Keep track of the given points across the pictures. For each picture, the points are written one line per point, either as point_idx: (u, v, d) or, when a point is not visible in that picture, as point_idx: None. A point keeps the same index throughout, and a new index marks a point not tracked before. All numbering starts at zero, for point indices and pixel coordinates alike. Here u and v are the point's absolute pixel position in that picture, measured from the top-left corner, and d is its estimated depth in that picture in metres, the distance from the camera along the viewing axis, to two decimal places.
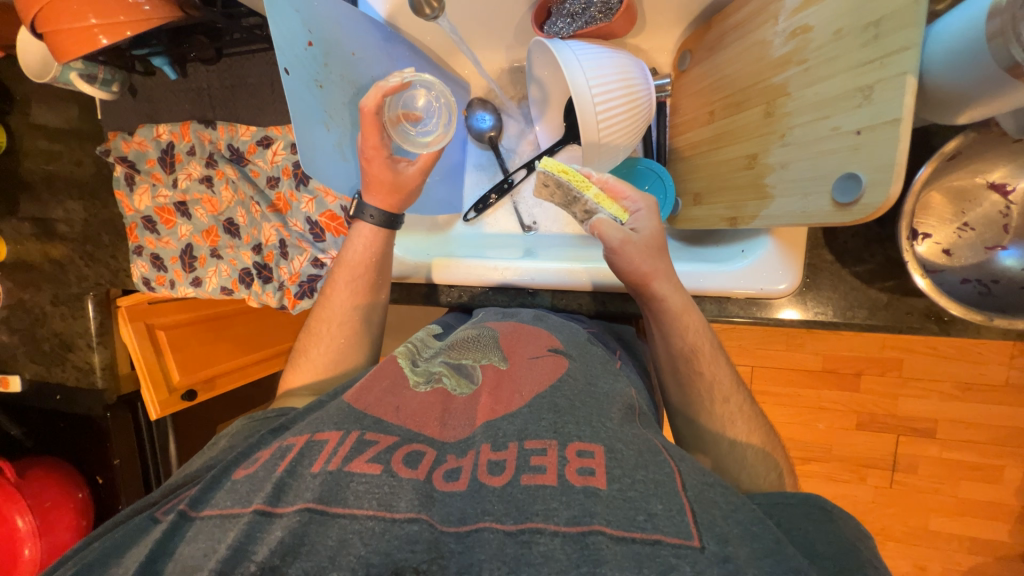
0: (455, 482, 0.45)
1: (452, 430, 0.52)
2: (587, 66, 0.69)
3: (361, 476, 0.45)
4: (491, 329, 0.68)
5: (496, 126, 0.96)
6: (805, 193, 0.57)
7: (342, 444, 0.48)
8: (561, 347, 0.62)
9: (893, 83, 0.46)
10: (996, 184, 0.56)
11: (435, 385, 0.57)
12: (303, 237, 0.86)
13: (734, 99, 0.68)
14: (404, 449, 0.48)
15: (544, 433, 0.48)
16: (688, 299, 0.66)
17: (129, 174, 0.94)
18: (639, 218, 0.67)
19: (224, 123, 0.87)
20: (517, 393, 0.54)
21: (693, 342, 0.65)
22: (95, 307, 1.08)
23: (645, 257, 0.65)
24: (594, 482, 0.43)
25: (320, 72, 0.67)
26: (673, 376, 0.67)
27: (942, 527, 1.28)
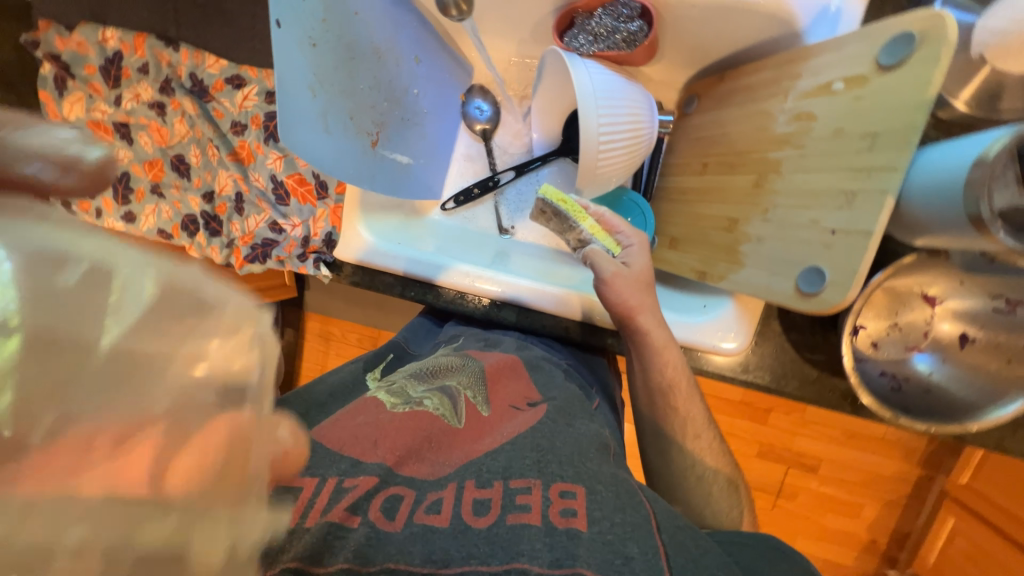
0: (437, 516, 0.42)
1: (429, 468, 0.48)
2: (600, 95, 0.67)
3: (340, 529, 0.41)
4: (478, 360, 0.66)
5: (492, 120, 0.92)
6: (773, 271, 0.60)
7: (319, 494, 0.43)
8: (540, 400, 0.60)
9: (874, 198, 0.50)
10: (929, 297, 0.63)
11: (416, 408, 0.54)
12: (263, 196, 0.79)
13: (728, 161, 0.70)
14: (382, 493, 0.44)
15: (528, 472, 0.46)
16: (670, 335, 0.68)
17: (60, 76, 0.81)
18: (631, 253, 0.71)
19: (189, 47, 0.76)
20: (496, 437, 0.52)
21: (671, 377, 0.66)
22: None
23: (634, 291, 0.68)
24: (576, 523, 0.40)
25: (315, 29, 0.60)
26: (650, 408, 0.69)
27: (805, 547, 1.47)
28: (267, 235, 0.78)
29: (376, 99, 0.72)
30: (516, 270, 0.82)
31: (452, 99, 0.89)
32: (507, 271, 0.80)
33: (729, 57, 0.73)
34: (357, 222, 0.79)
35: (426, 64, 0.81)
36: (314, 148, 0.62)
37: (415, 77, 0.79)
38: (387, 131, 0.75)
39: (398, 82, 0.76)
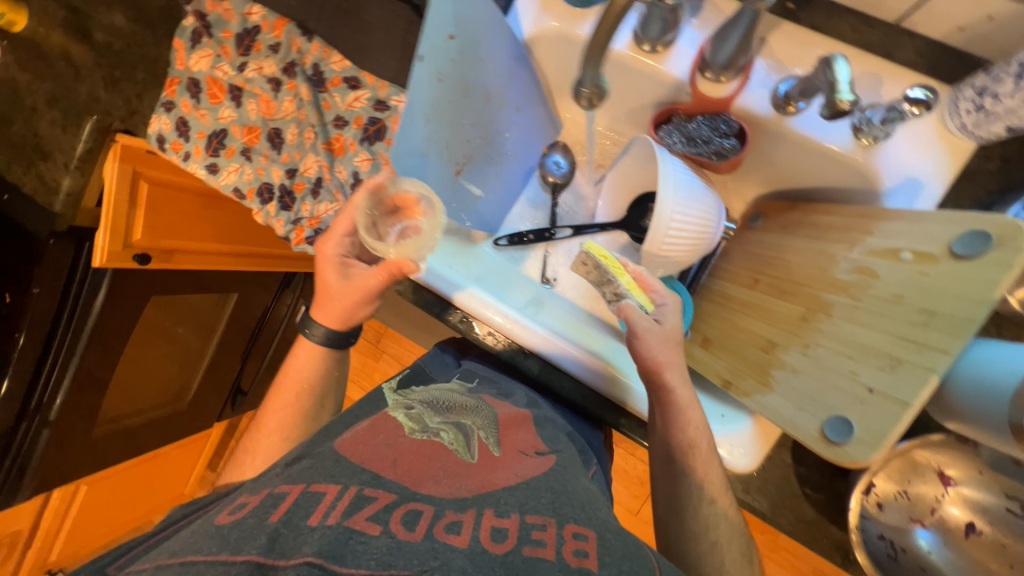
0: (455, 535, 0.43)
1: (446, 489, 0.49)
2: (679, 191, 0.69)
3: (360, 534, 0.42)
4: (491, 407, 0.68)
5: (565, 176, 0.96)
6: (801, 406, 0.62)
7: (341, 498, 0.46)
8: (547, 450, 0.62)
9: (919, 372, 0.52)
10: (945, 475, 0.63)
11: (431, 438, 0.58)
12: (342, 188, 0.83)
13: (783, 287, 0.72)
14: (401, 508, 0.45)
15: (543, 509, 0.48)
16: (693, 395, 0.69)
17: (198, 30, 0.88)
18: (663, 311, 0.72)
19: (321, 41, 0.82)
20: (510, 474, 0.53)
21: (691, 437, 0.66)
22: (91, 131, 1.00)
23: (663, 347, 0.69)
24: (588, 562, 0.42)
25: (446, 67, 0.65)
26: (665, 462, 0.68)
27: None
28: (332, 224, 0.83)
29: (471, 135, 0.77)
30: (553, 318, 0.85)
31: (535, 148, 0.94)
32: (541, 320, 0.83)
33: (805, 190, 0.77)
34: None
35: (525, 114, 0.85)
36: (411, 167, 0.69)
37: (510, 123, 0.83)
38: (470, 165, 0.81)
39: (495, 124, 0.80)
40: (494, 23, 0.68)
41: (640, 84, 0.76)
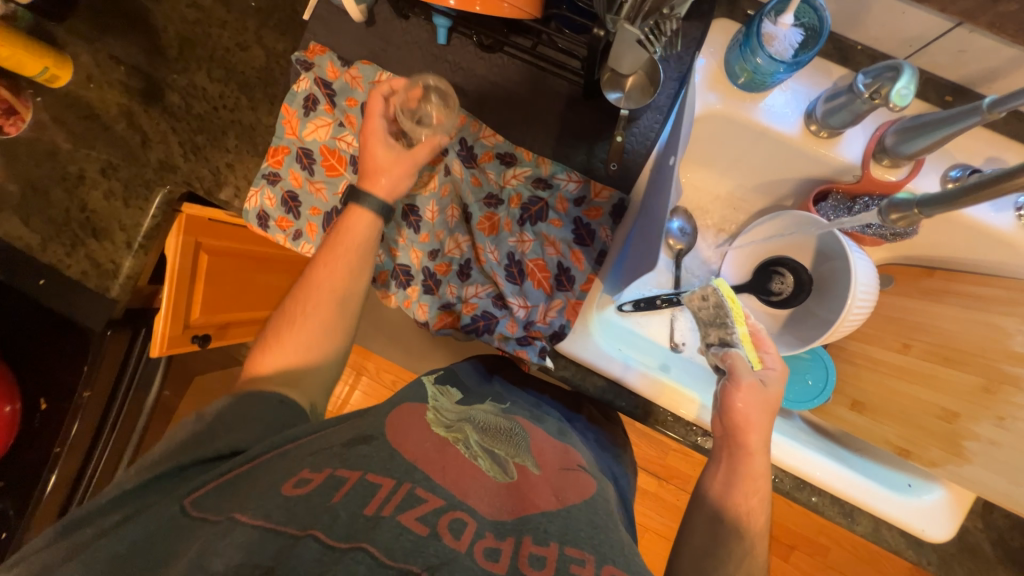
0: (495, 563, 0.44)
1: (489, 507, 0.51)
2: (863, 276, 0.75)
3: (410, 532, 0.45)
4: (524, 429, 0.68)
5: (688, 241, 0.94)
6: (1013, 480, 0.68)
7: (396, 493, 0.50)
8: (586, 468, 0.65)
9: None
10: None
11: (471, 458, 0.58)
12: (495, 271, 0.77)
13: (942, 353, 0.75)
14: (449, 514, 0.48)
15: (583, 545, 0.47)
16: (766, 465, 0.70)
17: (314, 97, 0.79)
18: (770, 374, 0.71)
19: (469, 114, 0.77)
20: (550, 493, 0.55)
21: (751, 506, 0.67)
22: (161, 203, 0.86)
23: (759, 410, 0.68)
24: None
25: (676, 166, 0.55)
26: (709, 519, 0.67)
27: None
28: (488, 308, 0.77)
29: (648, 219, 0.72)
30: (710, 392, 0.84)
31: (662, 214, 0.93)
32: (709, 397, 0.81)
33: (941, 257, 0.82)
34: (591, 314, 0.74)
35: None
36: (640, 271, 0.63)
37: None
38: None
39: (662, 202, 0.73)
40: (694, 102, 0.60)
41: (796, 161, 0.79)
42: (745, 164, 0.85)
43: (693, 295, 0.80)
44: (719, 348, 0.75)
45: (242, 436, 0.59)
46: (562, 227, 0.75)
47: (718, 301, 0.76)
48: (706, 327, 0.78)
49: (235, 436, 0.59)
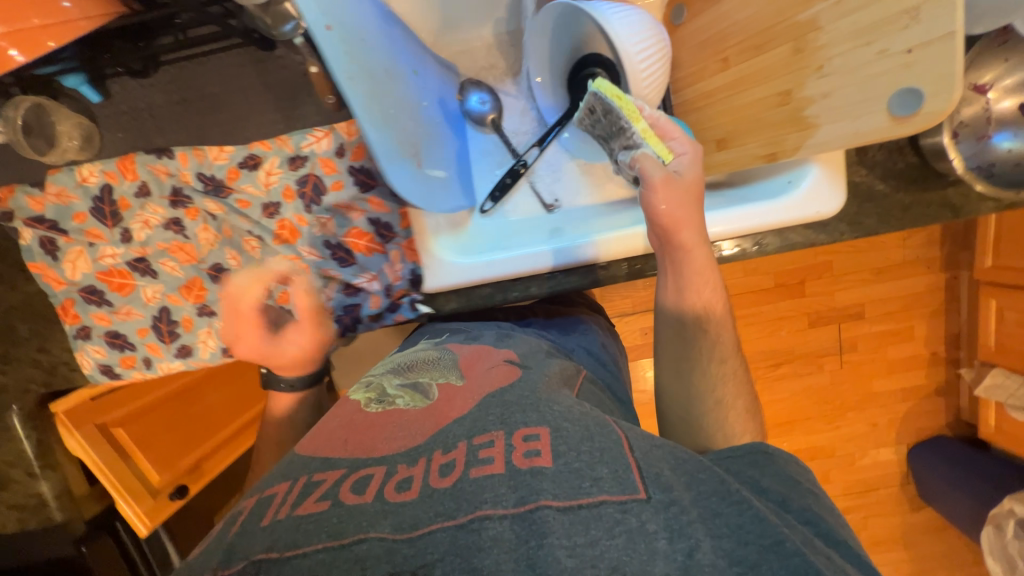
0: (406, 491, 0.41)
1: (396, 442, 0.47)
2: (623, 30, 0.68)
3: (309, 517, 0.39)
4: (451, 352, 0.66)
5: (495, 108, 0.90)
6: (855, 116, 0.62)
7: (291, 491, 0.43)
8: (517, 359, 0.64)
9: (941, 1, 0.52)
10: (980, 86, 0.66)
11: (387, 406, 0.54)
12: (326, 266, 0.73)
13: (755, 42, 0.72)
14: (351, 477, 0.43)
15: (491, 427, 0.47)
16: (710, 253, 0.67)
17: (47, 237, 0.71)
18: (683, 160, 0.66)
19: (185, 149, 0.69)
20: (470, 397, 0.53)
21: (707, 299, 0.67)
22: (22, 424, 0.82)
23: (681, 201, 0.63)
24: (541, 461, 0.42)
25: (350, 62, 0.54)
26: (676, 332, 0.68)
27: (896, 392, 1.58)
28: (346, 302, 0.74)
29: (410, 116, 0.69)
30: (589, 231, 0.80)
31: (449, 101, 0.86)
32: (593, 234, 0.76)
33: None
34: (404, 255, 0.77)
35: (423, 75, 0.78)
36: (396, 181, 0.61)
37: (420, 90, 0.76)
38: (422, 150, 0.72)
39: (411, 96, 0.72)
40: None
41: None
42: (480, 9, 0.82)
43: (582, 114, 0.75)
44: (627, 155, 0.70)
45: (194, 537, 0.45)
46: (344, 187, 0.70)
47: (607, 105, 0.70)
48: (607, 141, 0.76)
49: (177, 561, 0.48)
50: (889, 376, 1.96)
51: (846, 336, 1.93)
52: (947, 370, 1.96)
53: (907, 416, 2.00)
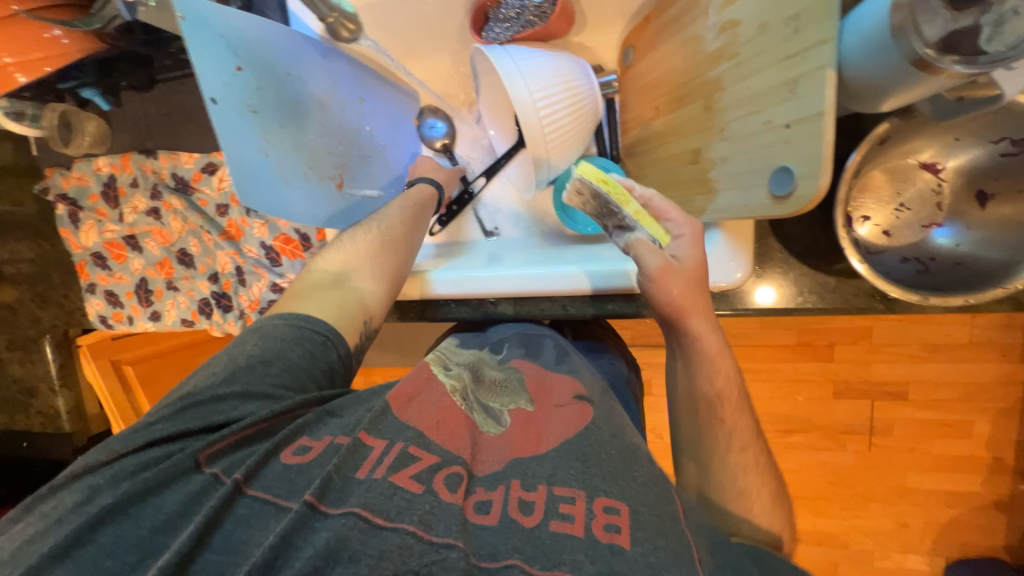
0: (485, 515, 0.45)
1: (485, 464, 0.52)
2: (526, 74, 0.67)
3: (403, 491, 0.45)
4: (517, 372, 0.68)
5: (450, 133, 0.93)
6: (746, 187, 0.57)
7: (387, 453, 0.48)
8: (584, 393, 0.62)
9: (815, 77, 0.46)
10: (928, 164, 0.57)
11: (468, 411, 0.57)
12: (259, 263, 0.84)
13: (676, 95, 0.69)
14: (444, 470, 0.48)
15: (574, 481, 0.48)
16: (722, 340, 0.62)
17: (74, 210, 0.90)
18: (681, 245, 0.61)
19: (166, 152, 0.84)
20: (543, 436, 0.55)
21: (721, 387, 0.61)
22: (53, 348, 1.05)
23: (684, 288, 0.60)
24: (619, 540, 0.42)
25: (253, 98, 0.66)
26: (689, 412, 0.63)
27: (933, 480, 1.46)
28: (271, 297, 0.84)
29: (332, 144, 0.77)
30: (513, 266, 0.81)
31: (405, 124, 0.88)
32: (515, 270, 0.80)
33: None
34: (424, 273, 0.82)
35: (373, 101, 0.82)
36: (282, 203, 0.72)
37: (364, 116, 0.81)
38: (349, 171, 0.79)
39: (349, 123, 0.79)
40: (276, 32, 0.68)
41: None
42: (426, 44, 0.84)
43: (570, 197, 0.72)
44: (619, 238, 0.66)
45: (253, 394, 0.53)
46: None
47: (593, 189, 0.68)
48: (602, 220, 0.70)
49: (271, 396, 0.53)
50: (927, 473, 1.46)
51: (880, 416, 1.45)
52: (1015, 483, 1.43)
53: (951, 523, 1.48)
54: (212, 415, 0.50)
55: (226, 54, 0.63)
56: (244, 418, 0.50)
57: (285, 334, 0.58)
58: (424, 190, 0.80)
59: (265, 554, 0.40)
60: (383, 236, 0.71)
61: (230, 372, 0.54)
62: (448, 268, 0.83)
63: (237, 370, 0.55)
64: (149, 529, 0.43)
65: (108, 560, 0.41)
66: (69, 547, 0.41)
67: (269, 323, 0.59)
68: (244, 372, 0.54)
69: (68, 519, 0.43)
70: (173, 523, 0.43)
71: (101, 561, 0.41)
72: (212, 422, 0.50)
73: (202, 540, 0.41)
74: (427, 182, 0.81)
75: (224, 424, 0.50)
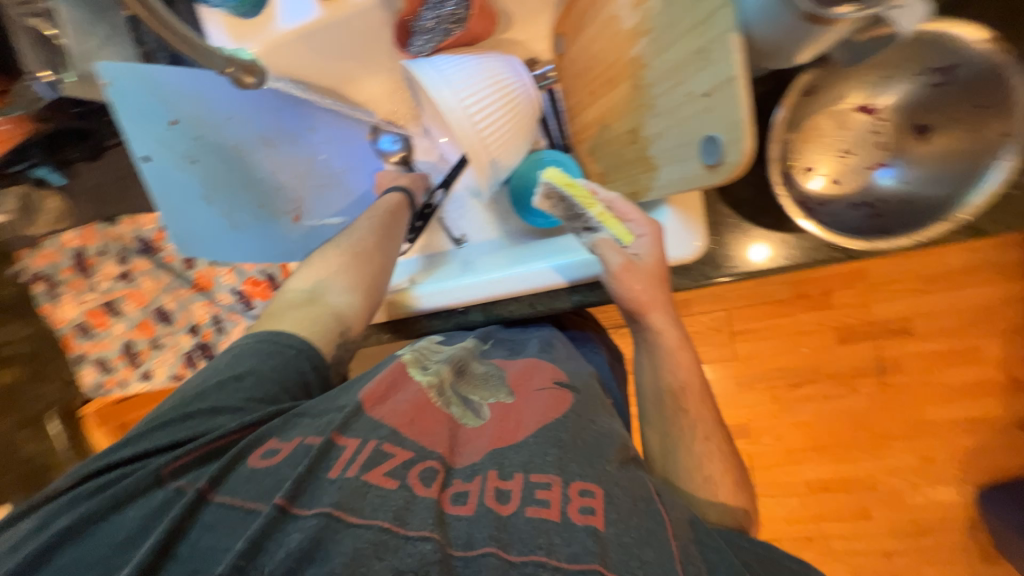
0: (461, 505, 0.47)
1: (462, 456, 0.53)
2: (453, 81, 0.67)
3: (377, 488, 0.46)
4: (501, 368, 0.68)
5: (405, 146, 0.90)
6: (681, 159, 0.57)
7: (361, 451, 0.50)
8: (566, 381, 0.64)
9: (722, 42, 0.46)
10: (862, 106, 0.56)
11: (446, 408, 0.58)
12: (234, 309, 0.86)
13: (607, 77, 0.68)
14: (419, 465, 0.50)
15: (549, 468, 0.49)
16: (682, 334, 0.65)
17: (48, 287, 0.91)
18: (642, 244, 0.61)
19: (126, 217, 0.86)
20: (522, 421, 0.56)
21: (684, 378, 0.63)
22: (60, 421, 1.09)
23: (645, 286, 0.62)
24: (595, 521, 0.45)
25: (192, 148, 0.67)
26: (655, 406, 0.65)
27: (950, 413, 1.45)
28: None
29: (288, 179, 0.79)
30: (481, 270, 0.81)
31: (361, 145, 0.88)
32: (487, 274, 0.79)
33: None
34: (409, 291, 0.82)
35: (327, 128, 0.83)
36: (250, 247, 0.74)
37: (317, 145, 0.82)
38: (306, 204, 0.81)
39: (299, 155, 0.80)
40: (205, 78, 0.66)
41: None
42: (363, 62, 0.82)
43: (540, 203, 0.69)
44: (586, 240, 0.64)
45: (221, 407, 0.54)
46: None
47: (560, 195, 0.64)
48: (571, 228, 0.67)
49: (240, 411, 0.54)
50: (943, 405, 1.45)
51: (885, 355, 1.43)
52: None
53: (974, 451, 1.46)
54: (177, 431, 0.51)
55: (161, 108, 0.63)
56: (208, 433, 0.51)
57: (256, 350, 0.59)
58: (397, 199, 0.80)
59: (239, 551, 0.41)
60: (354, 249, 0.70)
61: (198, 389, 0.55)
62: (431, 282, 0.82)
63: (206, 388, 0.56)
64: (109, 547, 0.44)
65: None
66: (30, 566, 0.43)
67: (241, 343, 0.61)
68: (212, 389, 0.55)
69: (27, 543, 0.44)
70: (133, 539, 0.45)
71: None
72: (175, 439, 0.51)
73: (163, 552, 0.43)
74: (398, 190, 0.82)
75: (185, 439, 0.51)
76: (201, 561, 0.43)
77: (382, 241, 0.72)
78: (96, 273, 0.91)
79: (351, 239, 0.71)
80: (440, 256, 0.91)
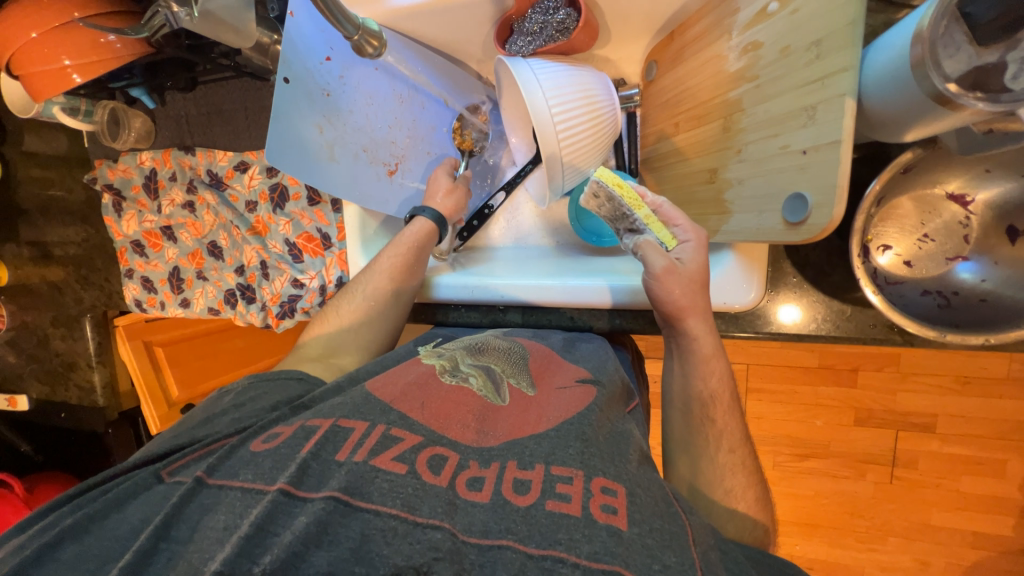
0: (477, 492, 0.47)
1: (475, 437, 0.53)
2: (547, 86, 0.68)
3: (386, 473, 0.47)
4: (522, 347, 0.71)
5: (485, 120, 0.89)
6: (760, 211, 0.56)
7: (369, 436, 0.51)
8: (590, 377, 0.65)
9: (834, 105, 0.46)
10: (956, 196, 0.55)
11: (462, 382, 0.61)
12: (282, 259, 0.88)
13: (696, 112, 0.68)
14: (428, 450, 0.50)
15: (571, 462, 0.50)
16: (718, 342, 0.63)
17: (116, 200, 0.96)
18: (686, 249, 0.62)
19: (203, 149, 0.89)
20: (543, 417, 0.56)
21: (714, 388, 0.62)
22: (93, 328, 1.11)
23: (686, 291, 0.61)
24: (617, 521, 0.44)
25: (332, 84, 0.72)
26: (682, 415, 0.64)
27: (959, 523, 1.39)
28: (291, 292, 0.87)
29: (399, 137, 0.83)
30: (529, 271, 0.83)
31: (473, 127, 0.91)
32: (535, 276, 0.81)
33: (677, 12, 0.72)
34: (437, 277, 0.84)
35: (454, 106, 0.88)
36: (345, 183, 0.77)
37: (439, 117, 0.87)
38: (405, 163, 0.84)
39: (420, 122, 0.85)
40: None
41: (465, 14, 0.74)
42: (461, 50, 0.83)
43: (584, 200, 0.71)
44: (630, 240, 0.68)
45: (221, 422, 0.56)
46: (300, 199, 0.84)
47: (608, 195, 0.67)
48: (614, 224, 0.71)
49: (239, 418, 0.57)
50: (953, 512, 1.39)
51: (903, 448, 1.38)
52: None
53: (975, 566, 1.41)
54: (181, 438, 0.55)
55: (320, 46, 0.70)
56: (207, 438, 0.54)
57: (261, 381, 0.64)
58: (423, 227, 0.78)
59: (243, 536, 0.42)
60: (372, 294, 0.74)
61: (205, 416, 0.58)
62: (459, 272, 0.85)
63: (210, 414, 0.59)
64: (111, 539, 0.45)
65: (67, 573, 0.43)
66: (27, 566, 0.43)
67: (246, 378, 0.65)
68: (217, 415, 0.58)
69: (28, 546, 0.46)
70: (135, 530, 0.46)
71: (61, 572, 0.43)
72: (177, 444, 0.54)
73: (161, 535, 0.44)
74: (431, 216, 0.79)
75: (187, 444, 0.54)
76: (207, 541, 0.43)
77: (398, 281, 0.76)
78: (165, 197, 0.94)
79: (370, 284, 0.75)
80: (485, 252, 0.93)
